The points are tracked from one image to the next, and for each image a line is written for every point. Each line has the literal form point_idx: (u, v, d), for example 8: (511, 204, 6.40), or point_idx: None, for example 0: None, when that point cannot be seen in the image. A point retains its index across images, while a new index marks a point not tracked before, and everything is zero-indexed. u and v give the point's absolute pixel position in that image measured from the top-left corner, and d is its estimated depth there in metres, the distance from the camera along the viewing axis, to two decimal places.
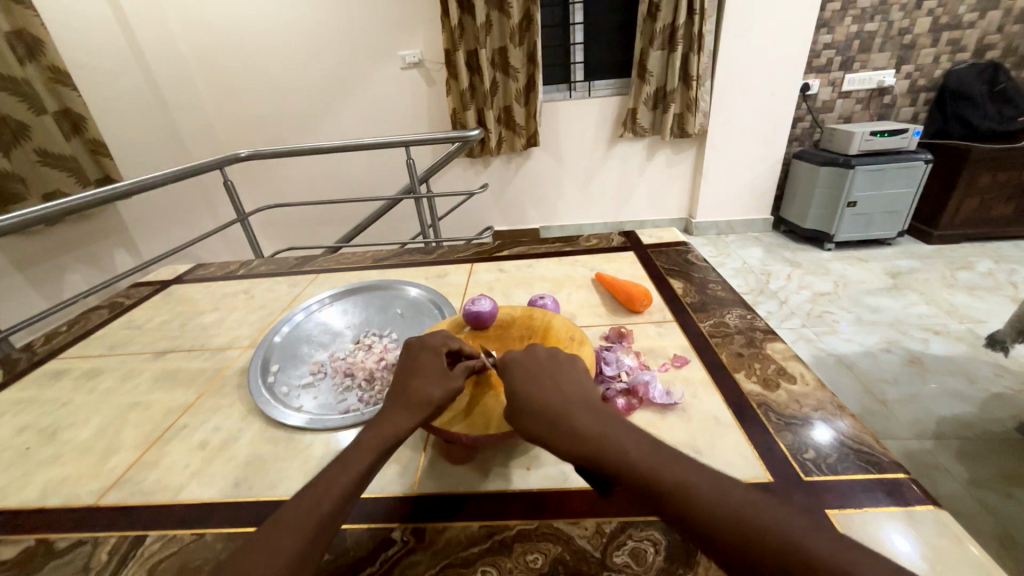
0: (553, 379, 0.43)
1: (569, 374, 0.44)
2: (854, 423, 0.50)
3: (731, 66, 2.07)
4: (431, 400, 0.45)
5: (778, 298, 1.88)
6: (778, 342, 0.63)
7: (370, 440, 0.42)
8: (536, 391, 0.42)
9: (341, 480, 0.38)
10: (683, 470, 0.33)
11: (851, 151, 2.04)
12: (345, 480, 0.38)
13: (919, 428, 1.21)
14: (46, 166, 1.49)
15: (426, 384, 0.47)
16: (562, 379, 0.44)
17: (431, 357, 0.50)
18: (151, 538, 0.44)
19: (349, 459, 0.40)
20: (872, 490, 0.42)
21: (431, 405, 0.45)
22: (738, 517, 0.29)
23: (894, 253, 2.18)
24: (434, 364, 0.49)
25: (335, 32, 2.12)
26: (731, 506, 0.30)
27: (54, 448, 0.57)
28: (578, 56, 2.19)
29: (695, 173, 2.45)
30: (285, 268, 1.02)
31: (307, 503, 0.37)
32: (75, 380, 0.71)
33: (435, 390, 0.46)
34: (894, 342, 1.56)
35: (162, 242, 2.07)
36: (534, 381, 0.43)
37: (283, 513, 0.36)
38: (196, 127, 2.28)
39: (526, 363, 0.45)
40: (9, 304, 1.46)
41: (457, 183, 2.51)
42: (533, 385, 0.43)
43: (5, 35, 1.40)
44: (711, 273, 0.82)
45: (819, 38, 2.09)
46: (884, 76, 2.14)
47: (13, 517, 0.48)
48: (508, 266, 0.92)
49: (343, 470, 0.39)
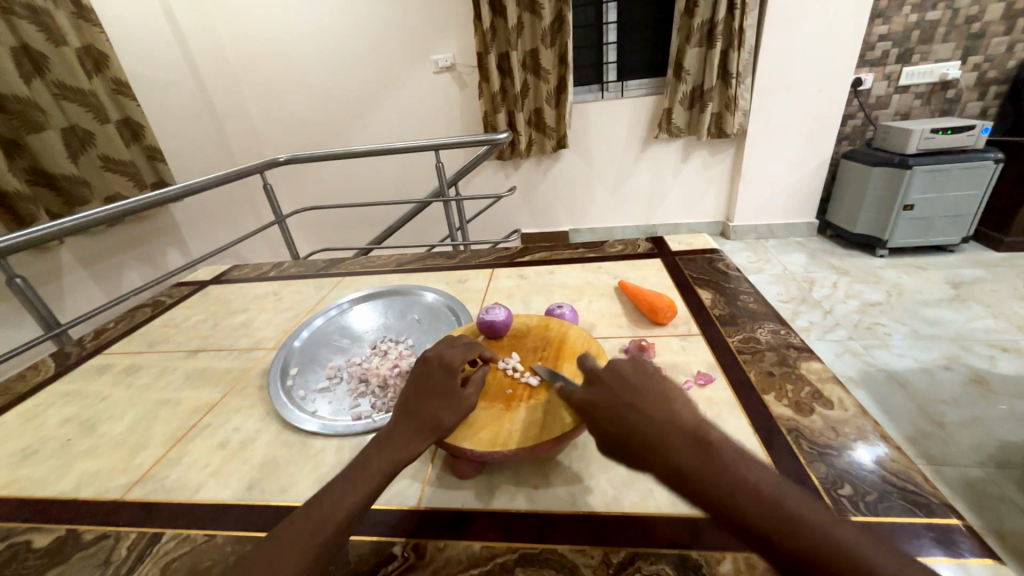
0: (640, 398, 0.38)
1: (655, 392, 0.38)
2: (899, 454, 0.45)
3: (775, 62, 1.97)
4: (440, 426, 0.44)
5: (822, 308, 1.77)
6: (814, 361, 0.58)
7: (375, 464, 0.41)
8: (624, 404, 0.38)
9: (344, 501, 0.38)
10: (812, 510, 0.29)
11: (908, 150, 1.89)
12: (348, 500, 0.38)
13: (982, 455, 1.10)
14: (109, 171, 1.60)
15: (434, 409, 0.45)
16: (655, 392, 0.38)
17: (440, 378, 0.48)
18: (167, 535, 0.45)
19: (354, 484, 0.39)
20: (919, 535, 0.37)
21: (439, 430, 0.44)
22: None
23: (957, 261, 2.00)
24: (446, 386, 0.47)
25: (369, 39, 2.18)
26: (874, 569, 0.25)
27: (92, 440, 0.61)
28: (611, 56, 2.15)
29: (733, 175, 2.34)
30: (314, 271, 1.05)
31: (309, 525, 0.36)
32: (116, 375, 0.75)
33: (447, 416, 0.45)
34: (955, 358, 1.43)
35: (208, 242, 2.19)
36: (631, 392, 0.39)
37: (284, 531, 0.36)
38: (242, 132, 2.40)
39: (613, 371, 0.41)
40: (74, 299, 1.58)
41: (486, 186, 2.51)
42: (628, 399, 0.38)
43: (76, 51, 1.52)
44: (744, 284, 0.77)
45: (874, 29, 1.95)
46: (948, 68, 1.97)
47: (49, 506, 0.51)
48: (529, 271, 0.90)
49: (345, 494, 0.38)
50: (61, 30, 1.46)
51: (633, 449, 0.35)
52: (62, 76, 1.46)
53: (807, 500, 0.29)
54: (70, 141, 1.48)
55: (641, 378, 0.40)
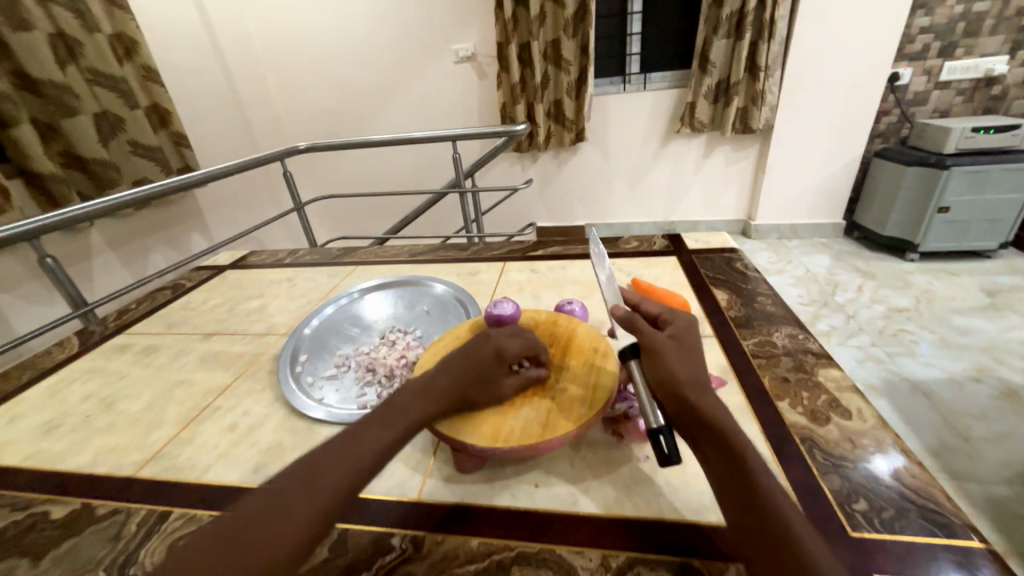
0: (688, 366, 0.41)
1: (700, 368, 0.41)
2: (919, 469, 0.43)
3: (808, 55, 1.89)
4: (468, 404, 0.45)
5: (845, 312, 1.71)
6: (833, 368, 0.56)
7: (402, 412, 0.40)
8: (677, 360, 0.41)
9: (361, 451, 0.36)
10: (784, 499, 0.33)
11: (946, 150, 1.80)
12: (366, 454, 0.36)
13: (1010, 472, 1.05)
14: (137, 156, 1.64)
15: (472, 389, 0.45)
16: (709, 390, 0.39)
17: (488, 358, 0.47)
18: (175, 514, 0.46)
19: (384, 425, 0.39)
20: (937, 556, 0.36)
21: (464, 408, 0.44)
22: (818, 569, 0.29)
23: (993, 267, 1.90)
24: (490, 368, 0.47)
25: (391, 28, 2.17)
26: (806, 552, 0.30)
27: (109, 417, 0.62)
28: (634, 47, 2.10)
29: (757, 172, 2.27)
30: (328, 259, 1.06)
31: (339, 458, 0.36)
32: (135, 355, 0.77)
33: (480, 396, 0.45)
34: (986, 370, 1.37)
35: (229, 227, 2.24)
36: (690, 380, 0.40)
37: (313, 461, 0.35)
38: (264, 120, 2.43)
39: (679, 354, 0.42)
40: (102, 279, 1.63)
41: (503, 179, 2.50)
42: (687, 384, 0.39)
43: (107, 37, 1.56)
44: (762, 285, 0.74)
45: (915, 21, 1.85)
46: (994, 63, 1.86)
47: (67, 479, 0.53)
48: (540, 265, 0.89)
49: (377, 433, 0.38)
50: (95, 17, 1.50)
51: (668, 393, 0.39)
52: (94, 62, 1.50)
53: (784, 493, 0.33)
54: (102, 126, 1.53)
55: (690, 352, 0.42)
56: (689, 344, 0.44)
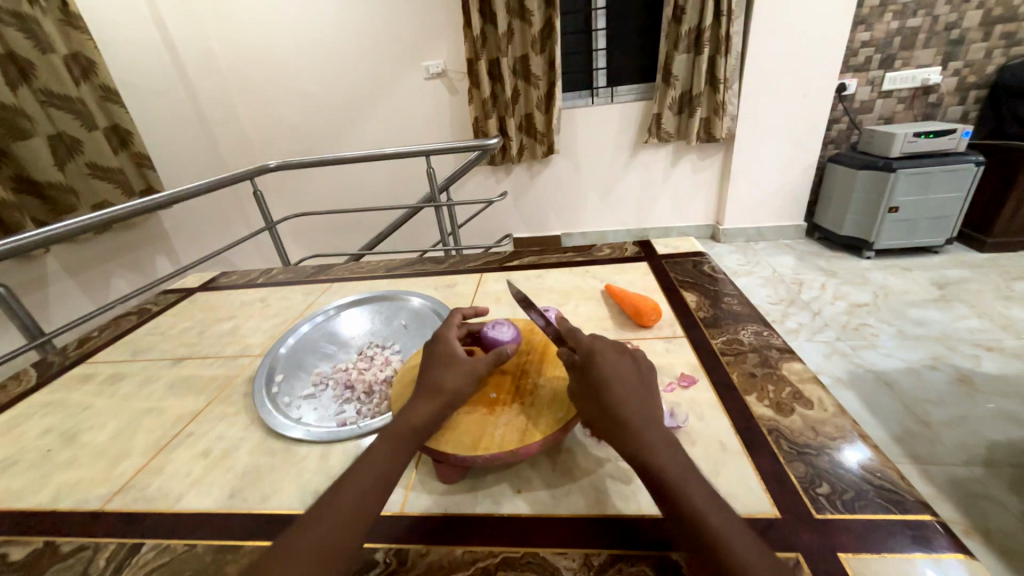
0: (636, 388, 0.43)
1: (644, 389, 0.43)
2: (876, 453, 0.46)
3: (762, 68, 2.00)
4: (444, 390, 0.47)
5: (810, 309, 1.79)
6: (796, 362, 0.59)
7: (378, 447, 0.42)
8: (620, 384, 0.43)
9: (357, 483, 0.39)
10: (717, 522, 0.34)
11: (892, 154, 1.92)
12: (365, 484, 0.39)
13: (968, 454, 1.11)
14: (96, 179, 1.58)
15: (440, 372, 0.49)
16: (643, 407, 0.41)
17: (443, 346, 0.52)
18: (146, 546, 0.45)
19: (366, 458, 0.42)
20: (896, 533, 0.38)
21: (444, 395, 0.47)
22: None
23: (942, 262, 2.03)
24: (448, 356, 0.50)
25: (361, 46, 2.19)
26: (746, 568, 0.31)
27: (72, 450, 0.60)
28: (600, 62, 2.17)
29: (722, 179, 2.37)
30: (303, 277, 1.05)
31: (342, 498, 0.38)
32: (99, 384, 0.74)
33: (447, 379, 0.48)
34: (940, 358, 1.45)
35: (197, 249, 2.17)
36: (627, 407, 0.41)
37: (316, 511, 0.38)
38: (233, 139, 2.39)
39: (621, 370, 0.44)
40: (61, 308, 1.56)
41: (478, 192, 2.52)
42: (624, 411, 0.41)
43: (63, 58, 1.51)
44: (728, 287, 0.78)
45: (856, 36, 1.99)
46: (929, 73, 2.01)
47: (28, 517, 0.50)
48: (517, 276, 0.91)
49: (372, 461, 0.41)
50: (49, 37, 1.46)
51: (608, 425, 0.41)
52: (49, 83, 1.45)
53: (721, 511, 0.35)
54: (57, 148, 1.47)
55: (642, 374, 0.45)
56: (634, 359, 0.47)
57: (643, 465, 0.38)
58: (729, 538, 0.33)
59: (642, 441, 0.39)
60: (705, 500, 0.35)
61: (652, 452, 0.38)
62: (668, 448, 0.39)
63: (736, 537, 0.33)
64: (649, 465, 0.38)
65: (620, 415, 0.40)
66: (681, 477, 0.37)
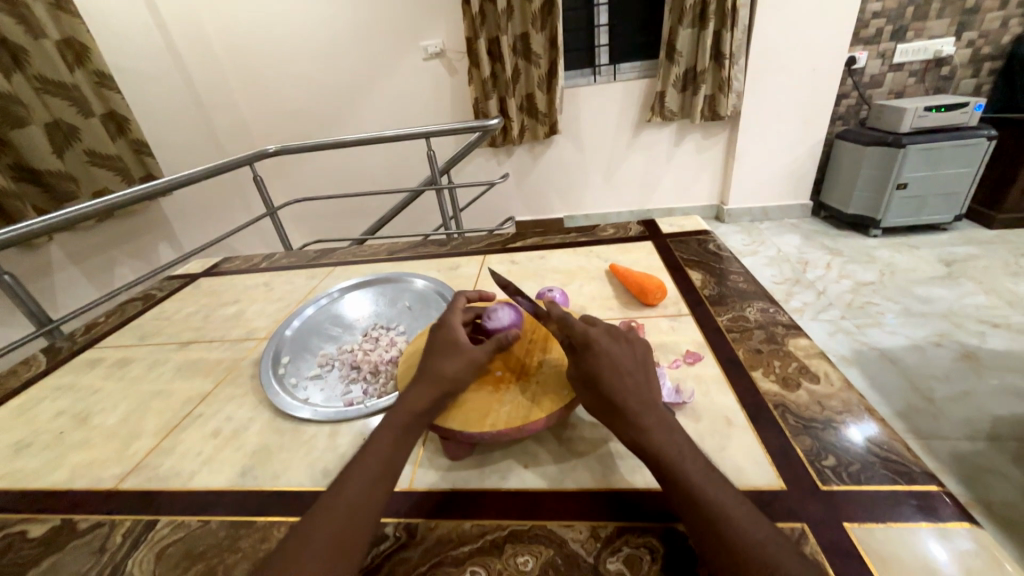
0: (635, 371, 0.43)
1: (641, 372, 0.43)
2: (883, 426, 0.46)
3: (769, 42, 1.95)
4: (444, 376, 0.46)
5: (815, 289, 1.77)
6: (802, 338, 0.59)
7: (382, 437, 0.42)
8: (620, 368, 0.42)
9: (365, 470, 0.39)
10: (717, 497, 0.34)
11: (902, 129, 1.88)
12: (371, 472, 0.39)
13: (972, 429, 1.12)
14: (95, 166, 1.57)
15: (441, 359, 0.48)
16: (640, 389, 0.41)
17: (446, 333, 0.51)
18: (161, 522, 0.46)
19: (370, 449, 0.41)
20: (901, 504, 0.38)
21: (445, 381, 0.46)
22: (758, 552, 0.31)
23: (950, 239, 2.01)
24: (450, 340, 0.50)
25: (357, 26, 2.14)
26: (747, 539, 0.31)
27: (84, 432, 0.61)
28: (603, 38, 2.12)
29: (727, 158, 2.33)
30: (306, 261, 1.05)
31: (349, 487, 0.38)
32: (108, 368, 0.75)
33: (449, 365, 0.47)
34: (946, 335, 1.44)
35: (199, 235, 2.17)
36: (627, 390, 0.41)
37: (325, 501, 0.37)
38: (230, 124, 2.36)
39: (618, 351, 0.44)
40: (66, 296, 1.57)
41: (479, 174, 2.49)
42: (623, 394, 0.41)
43: (55, 43, 1.49)
44: (733, 265, 0.77)
45: (868, 6, 1.92)
46: (942, 45, 1.95)
47: (44, 497, 0.51)
48: (520, 257, 0.90)
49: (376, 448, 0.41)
50: (39, 21, 1.43)
51: (609, 407, 0.41)
52: (42, 69, 1.42)
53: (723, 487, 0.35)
54: (54, 136, 1.46)
55: (639, 357, 0.45)
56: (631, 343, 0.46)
57: (642, 447, 0.38)
58: (730, 511, 0.33)
59: (639, 423, 0.39)
60: (705, 477, 0.35)
61: (650, 433, 0.38)
62: (666, 430, 0.39)
63: (737, 511, 0.33)
64: (648, 445, 0.38)
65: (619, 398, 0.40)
66: (680, 456, 0.37)
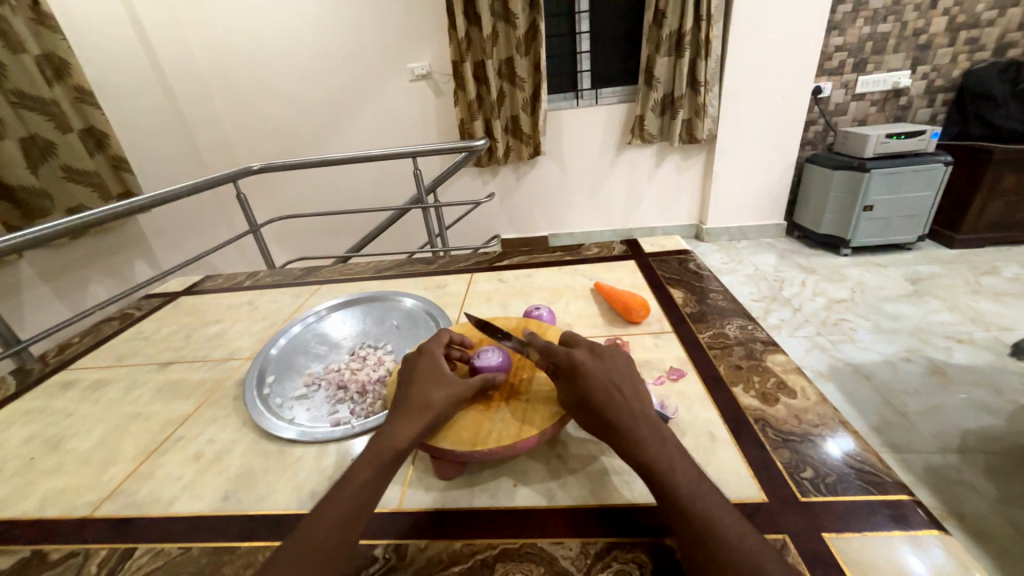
0: (624, 386, 0.44)
1: (630, 385, 0.44)
2: (857, 440, 0.48)
3: (741, 71, 2.05)
4: (432, 407, 0.45)
5: (791, 306, 1.83)
6: (779, 354, 0.61)
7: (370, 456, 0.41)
8: (611, 384, 0.44)
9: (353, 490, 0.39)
10: (706, 507, 0.35)
11: (866, 154, 1.99)
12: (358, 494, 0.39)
13: (942, 442, 1.16)
14: (71, 182, 1.54)
15: (425, 389, 0.46)
16: (631, 403, 0.42)
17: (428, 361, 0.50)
18: (140, 551, 0.44)
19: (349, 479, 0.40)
20: (876, 513, 0.40)
21: (432, 412, 0.45)
22: (743, 558, 0.32)
23: (915, 258, 2.11)
24: (434, 370, 0.48)
25: (345, 48, 2.18)
26: (735, 547, 0.33)
27: (56, 458, 0.58)
28: (585, 64, 2.20)
29: (705, 179, 2.42)
30: (291, 279, 1.04)
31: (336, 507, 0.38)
32: (82, 391, 0.73)
33: (436, 394, 0.46)
34: (915, 351, 1.51)
35: (178, 253, 2.12)
36: (619, 404, 0.42)
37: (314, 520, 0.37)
38: (213, 141, 2.35)
39: (605, 369, 0.45)
40: (34, 315, 1.51)
41: (465, 193, 2.52)
42: (613, 408, 0.42)
43: (35, 58, 1.47)
44: (714, 283, 0.80)
45: (830, 41, 2.06)
46: (899, 77, 2.09)
47: (12, 527, 0.49)
48: (507, 275, 0.91)
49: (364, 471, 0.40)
50: (18, 35, 1.41)
51: (602, 422, 0.42)
52: (20, 84, 1.40)
53: (712, 496, 0.36)
54: (31, 151, 1.43)
55: (627, 374, 0.46)
56: (616, 358, 0.47)
57: (634, 457, 0.39)
58: (718, 520, 0.34)
59: (632, 434, 0.40)
60: (694, 485, 0.37)
61: (643, 445, 0.39)
62: (657, 437, 0.40)
63: (724, 519, 0.35)
64: (640, 455, 0.39)
65: (611, 412, 0.41)
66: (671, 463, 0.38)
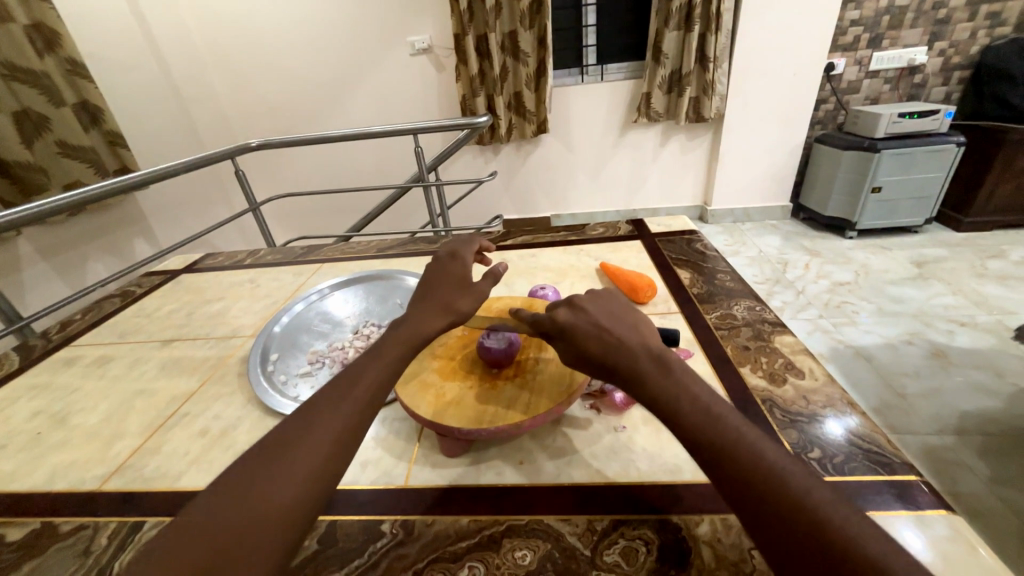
0: (615, 325, 0.41)
1: (623, 323, 0.42)
2: (865, 421, 0.47)
3: (752, 47, 1.99)
4: (456, 308, 0.49)
5: (795, 288, 1.83)
6: (787, 335, 0.61)
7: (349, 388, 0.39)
8: (602, 327, 0.41)
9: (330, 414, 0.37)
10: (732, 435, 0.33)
11: (877, 134, 1.94)
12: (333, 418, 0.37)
13: (941, 424, 1.17)
14: (66, 158, 1.51)
15: (452, 294, 0.50)
16: (630, 340, 0.40)
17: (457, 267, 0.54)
18: (149, 524, 0.45)
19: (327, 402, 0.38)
20: (882, 492, 0.40)
21: (454, 313, 0.49)
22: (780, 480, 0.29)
23: (921, 241, 2.09)
24: (462, 276, 0.52)
25: (342, 20, 2.10)
26: (768, 469, 0.30)
27: (63, 432, 0.59)
28: (590, 38, 2.13)
29: (711, 159, 2.37)
30: (292, 258, 1.03)
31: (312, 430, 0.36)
32: (85, 367, 0.73)
33: (461, 300, 0.50)
34: (918, 334, 1.50)
35: (177, 231, 2.11)
36: (620, 345, 0.40)
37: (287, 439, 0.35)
38: (209, 116, 2.30)
39: (595, 311, 0.43)
40: (35, 292, 1.50)
41: (466, 172, 2.48)
42: (611, 350, 0.39)
43: (24, 28, 1.41)
44: (721, 264, 0.79)
45: (846, 14, 1.98)
46: (915, 53, 2.03)
47: (21, 500, 0.50)
48: (511, 255, 0.90)
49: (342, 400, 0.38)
50: (4, 4, 1.35)
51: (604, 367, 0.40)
52: (8, 55, 1.36)
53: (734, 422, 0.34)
54: (23, 125, 1.40)
55: (619, 313, 0.43)
56: (606, 300, 0.45)
57: (645, 397, 0.37)
58: (747, 445, 0.32)
59: (638, 373, 0.38)
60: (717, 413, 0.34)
61: (652, 381, 0.37)
62: (662, 372, 0.38)
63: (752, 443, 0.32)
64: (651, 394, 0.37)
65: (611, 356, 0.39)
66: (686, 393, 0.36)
